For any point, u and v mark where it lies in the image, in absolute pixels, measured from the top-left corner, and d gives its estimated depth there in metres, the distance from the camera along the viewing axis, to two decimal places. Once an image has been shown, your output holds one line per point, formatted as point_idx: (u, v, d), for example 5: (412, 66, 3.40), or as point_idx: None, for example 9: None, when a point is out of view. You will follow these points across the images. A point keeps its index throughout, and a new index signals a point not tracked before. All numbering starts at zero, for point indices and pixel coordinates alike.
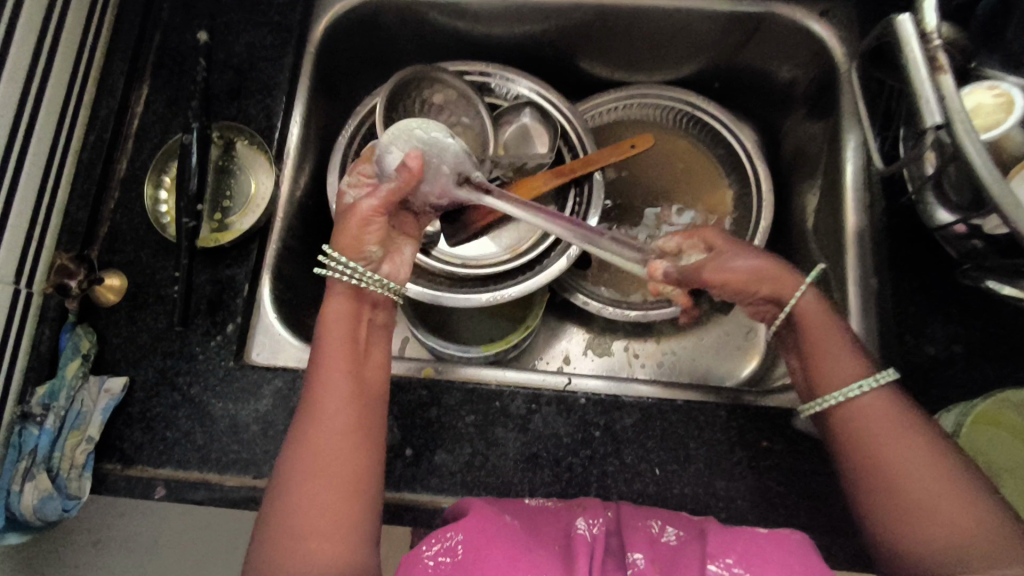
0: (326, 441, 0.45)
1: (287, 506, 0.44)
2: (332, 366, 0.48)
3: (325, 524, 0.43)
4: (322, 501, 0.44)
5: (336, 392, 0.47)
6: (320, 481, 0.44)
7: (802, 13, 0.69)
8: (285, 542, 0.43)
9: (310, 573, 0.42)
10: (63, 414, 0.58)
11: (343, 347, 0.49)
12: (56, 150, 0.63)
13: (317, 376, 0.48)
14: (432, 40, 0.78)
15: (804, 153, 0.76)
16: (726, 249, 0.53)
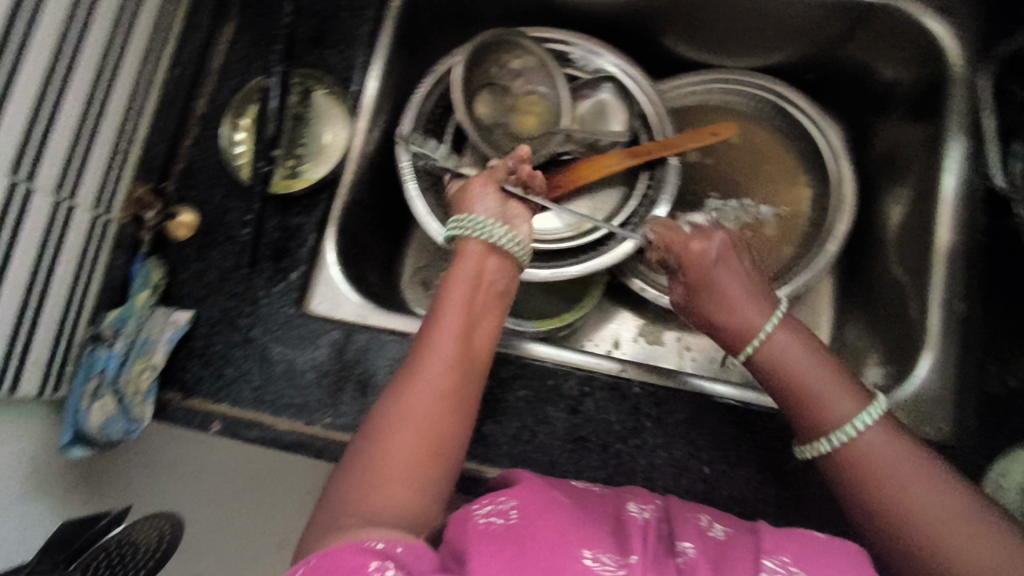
0: (424, 392, 0.46)
1: (374, 444, 0.44)
2: (446, 321, 0.49)
3: (405, 472, 0.43)
4: (408, 448, 0.44)
5: (447, 347, 0.48)
6: (410, 427, 0.44)
7: (917, 8, 0.65)
8: (370, 478, 0.43)
9: (384, 511, 0.42)
10: (131, 340, 0.61)
11: (460, 304, 0.50)
12: (142, 82, 0.64)
13: (433, 328, 0.49)
14: (516, 4, 0.76)
15: (895, 158, 0.72)
16: (697, 285, 0.55)
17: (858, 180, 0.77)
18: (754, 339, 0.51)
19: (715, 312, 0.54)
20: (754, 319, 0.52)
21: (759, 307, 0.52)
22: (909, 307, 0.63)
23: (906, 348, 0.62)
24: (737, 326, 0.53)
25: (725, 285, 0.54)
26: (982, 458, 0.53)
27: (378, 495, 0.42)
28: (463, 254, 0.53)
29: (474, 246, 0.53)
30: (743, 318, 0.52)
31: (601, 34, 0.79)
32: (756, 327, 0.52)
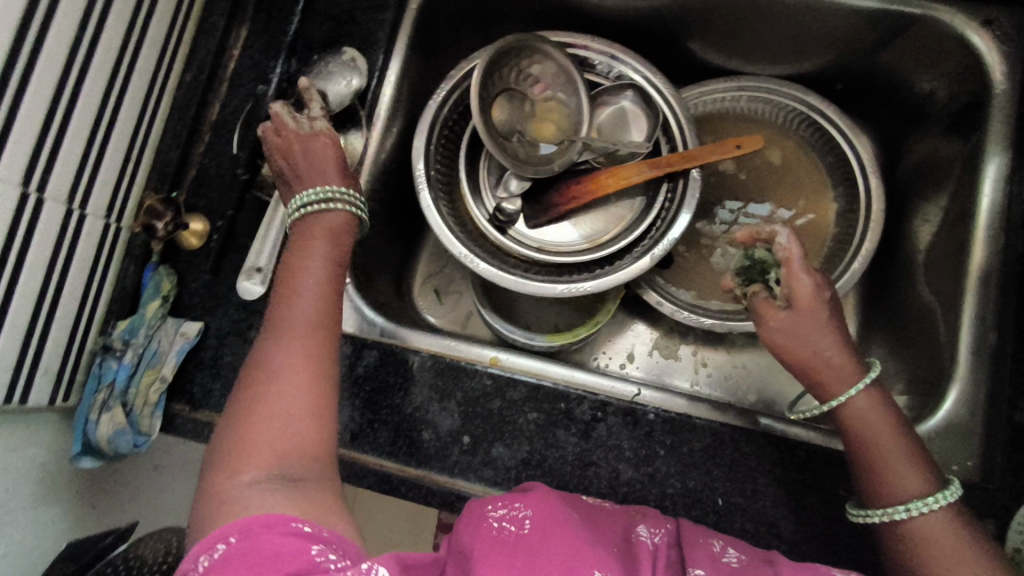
0: (286, 359, 0.44)
1: (249, 398, 0.43)
2: (313, 270, 0.49)
3: (279, 439, 0.42)
4: (281, 413, 0.43)
5: (315, 292, 0.48)
6: (281, 393, 0.43)
7: (961, 20, 0.61)
8: (245, 426, 0.42)
9: (262, 453, 0.41)
10: (141, 351, 0.60)
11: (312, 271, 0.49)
12: (155, 87, 0.63)
13: (297, 277, 0.49)
14: (537, 7, 0.74)
15: (928, 175, 0.69)
16: (806, 315, 0.51)
17: (888, 195, 0.74)
18: (840, 395, 0.50)
19: (813, 354, 0.51)
20: (852, 374, 0.50)
21: (858, 366, 0.51)
22: (938, 334, 0.60)
23: (934, 377, 0.59)
24: (825, 374, 0.50)
25: (826, 332, 0.51)
26: (1010, 500, 0.51)
27: (255, 464, 0.41)
28: (304, 224, 0.52)
29: (329, 217, 0.52)
30: (842, 372, 0.50)
31: (625, 38, 0.76)
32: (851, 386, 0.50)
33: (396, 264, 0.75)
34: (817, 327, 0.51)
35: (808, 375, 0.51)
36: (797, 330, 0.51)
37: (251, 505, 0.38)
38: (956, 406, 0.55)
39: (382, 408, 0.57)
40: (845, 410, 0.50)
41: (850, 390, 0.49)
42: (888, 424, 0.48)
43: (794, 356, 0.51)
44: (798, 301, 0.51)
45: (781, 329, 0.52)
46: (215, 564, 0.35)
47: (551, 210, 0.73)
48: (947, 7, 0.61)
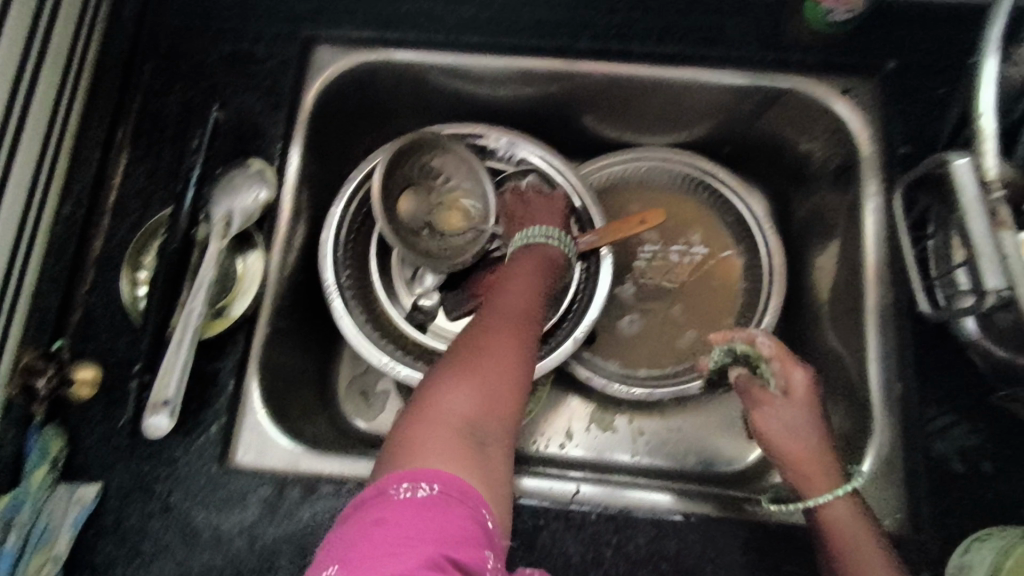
0: (471, 359, 0.51)
1: (437, 392, 0.49)
2: (507, 296, 0.57)
3: (459, 423, 0.47)
4: (464, 400, 0.48)
5: (510, 307, 0.57)
6: (470, 383, 0.49)
7: (823, 89, 0.66)
8: (430, 419, 0.47)
9: (441, 439, 0.46)
10: (27, 530, 0.53)
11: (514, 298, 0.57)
12: (25, 231, 0.58)
13: (501, 298, 0.58)
14: (433, 103, 0.74)
15: (821, 231, 0.72)
16: (803, 408, 0.54)
17: (787, 247, 0.78)
18: (828, 493, 0.51)
19: (809, 449, 0.53)
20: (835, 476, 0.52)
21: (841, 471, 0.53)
22: (852, 384, 0.62)
23: (854, 429, 0.61)
24: (813, 471, 0.52)
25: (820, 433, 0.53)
26: (941, 549, 0.52)
27: (440, 439, 0.46)
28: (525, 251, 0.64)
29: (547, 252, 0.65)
30: (825, 472, 0.52)
31: (521, 122, 0.78)
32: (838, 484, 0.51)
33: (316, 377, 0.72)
34: (816, 429, 0.53)
35: (796, 469, 0.53)
36: (800, 425, 0.54)
37: (441, 465, 0.44)
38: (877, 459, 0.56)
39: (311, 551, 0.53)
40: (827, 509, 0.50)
41: (840, 489, 0.51)
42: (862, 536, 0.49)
43: (792, 448, 0.53)
44: (788, 402, 0.54)
45: (778, 425, 0.54)
46: (418, 501, 0.41)
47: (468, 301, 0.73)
48: (809, 78, 0.66)
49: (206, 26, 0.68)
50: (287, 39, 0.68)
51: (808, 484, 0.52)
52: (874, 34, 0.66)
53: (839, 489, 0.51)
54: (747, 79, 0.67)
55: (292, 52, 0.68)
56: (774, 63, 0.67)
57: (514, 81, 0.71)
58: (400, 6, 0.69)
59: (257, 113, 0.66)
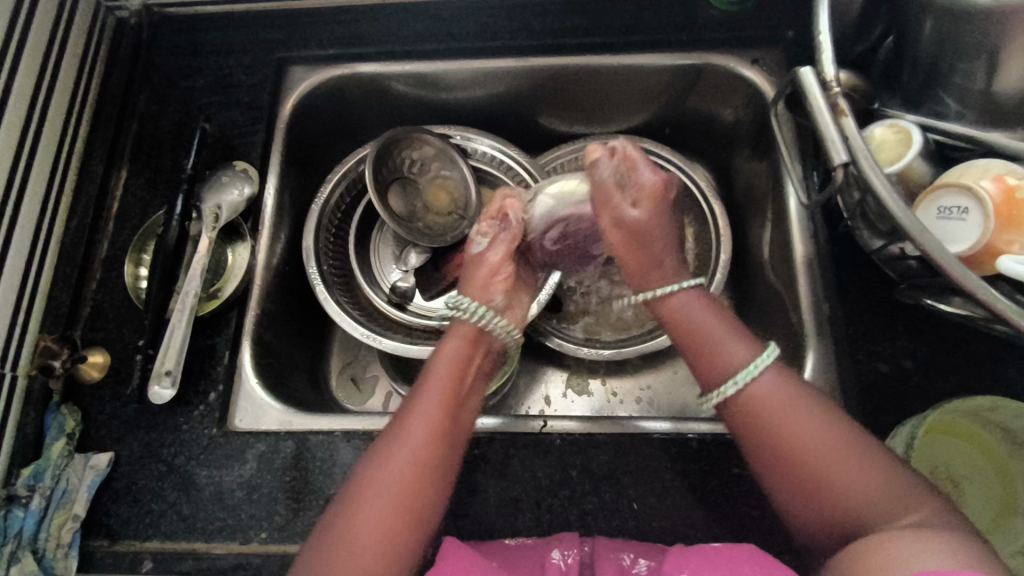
0: (388, 468, 0.51)
1: (347, 510, 0.49)
2: (431, 384, 0.56)
3: (371, 543, 0.47)
4: (376, 525, 0.48)
5: (428, 415, 0.53)
6: (382, 487, 0.50)
7: (735, 62, 0.75)
8: (337, 545, 0.48)
9: (356, 560, 0.47)
10: (48, 493, 0.59)
11: (442, 383, 0.56)
12: (39, 238, 0.66)
13: (423, 386, 0.56)
14: (399, 110, 0.83)
15: (754, 189, 0.79)
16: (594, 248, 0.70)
17: (731, 211, 0.85)
18: (730, 382, 0.51)
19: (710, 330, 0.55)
20: (742, 354, 0.52)
21: (750, 348, 0.52)
22: (790, 316, 0.69)
23: (795, 354, 0.67)
24: (723, 363, 0.53)
25: (718, 326, 0.55)
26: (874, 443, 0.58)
27: (345, 555, 0.47)
28: (454, 327, 0.62)
29: (456, 340, 0.60)
30: (730, 356, 0.53)
31: (478, 122, 0.86)
32: (745, 358, 0.52)
33: (309, 360, 0.78)
34: (714, 327, 0.55)
35: (705, 365, 0.54)
36: (701, 324, 0.56)
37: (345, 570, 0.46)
38: (815, 373, 0.62)
39: (305, 494, 0.59)
40: (729, 406, 0.51)
41: (738, 379, 0.50)
42: (793, 411, 0.49)
43: (692, 347, 0.55)
44: (679, 314, 0.58)
45: (684, 333, 0.57)
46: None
47: (442, 280, 0.80)
48: (722, 54, 0.75)
49: (192, 57, 0.78)
50: (263, 61, 0.78)
51: (715, 379, 0.53)
52: (773, 13, 0.75)
53: (745, 372, 0.51)
54: (668, 61, 0.76)
55: (269, 72, 0.77)
56: (690, 45, 0.76)
57: (466, 82, 0.79)
58: (360, 26, 0.79)
59: (239, 126, 0.75)
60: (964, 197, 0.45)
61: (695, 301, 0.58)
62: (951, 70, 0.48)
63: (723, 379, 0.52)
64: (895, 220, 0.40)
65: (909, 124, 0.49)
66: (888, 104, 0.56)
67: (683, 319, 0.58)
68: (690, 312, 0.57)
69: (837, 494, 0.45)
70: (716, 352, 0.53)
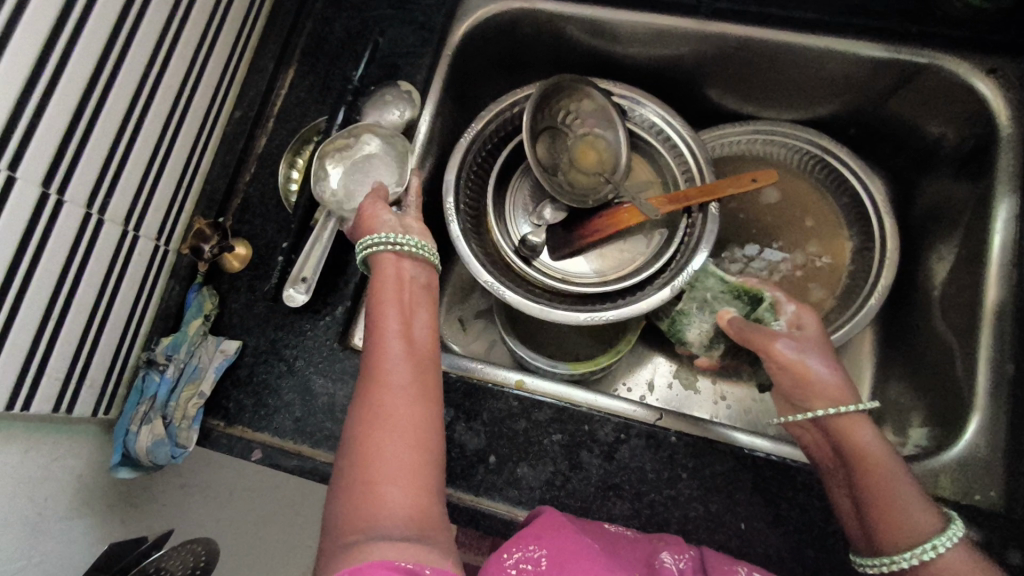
0: (387, 408, 0.44)
1: (355, 454, 0.43)
2: (391, 313, 0.50)
3: (400, 480, 0.41)
4: (397, 459, 0.42)
5: (399, 344, 0.48)
6: (387, 421, 0.43)
7: (965, 68, 0.65)
8: (357, 491, 0.41)
9: (386, 500, 0.40)
10: (182, 366, 0.63)
11: (409, 316, 0.51)
12: (207, 123, 0.68)
13: (381, 315, 0.50)
14: (565, 56, 0.79)
15: (943, 217, 0.70)
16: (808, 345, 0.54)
17: (903, 234, 0.76)
18: (908, 552, 0.43)
19: (887, 491, 0.46)
20: (925, 519, 0.44)
21: (932, 519, 0.44)
22: (956, 368, 0.61)
23: (953, 410, 0.60)
24: (886, 516, 0.45)
25: (898, 472, 0.46)
26: None
27: (376, 503, 0.40)
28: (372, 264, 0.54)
29: (411, 266, 0.54)
30: (908, 519, 0.44)
31: (644, 84, 0.80)
32: (927, 530, 0.44)
33: None
34: (892, 478, 0.46)
35: (877, 521, 0.46)
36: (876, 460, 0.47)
37: (378, 516, 0.40)
38: (977, 438, 0.55)
39: None
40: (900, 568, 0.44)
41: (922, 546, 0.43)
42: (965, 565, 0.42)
43: (872, 494, 0.46)
44: (872, 457, 0.47)
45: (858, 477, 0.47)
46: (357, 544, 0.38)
47: (574, 242, 0.77)
48: (952, 56, 0.65)
49: None
50: None
51: (882, 540, 0.45)
52: None
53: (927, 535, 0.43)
54: (885, 53, 0.67)
55: None
56: (916, 38, 0.66)
57: (647, 39, 0.74)
58: None
59: (408, 45, 0.73)
60: None
61: (862, 424, 0.49)
62: None
63: (899, 549, 0.44)
64: None
65: None
66: None
67: (855, 448, 0.48)
68: (859, 431, 0.49)
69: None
70: (889, 496, 0.45)
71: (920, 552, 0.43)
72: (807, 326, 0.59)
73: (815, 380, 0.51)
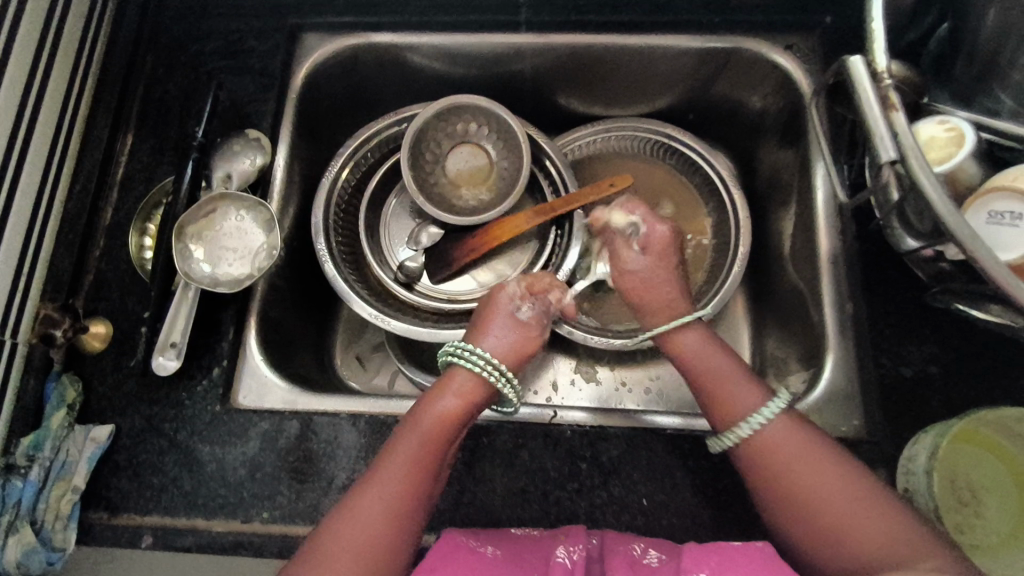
0: (373, 493, 0.49)
1: (330, 524, 0.48)
2: (423, 421, 0.53)
3: (348, 564, 0.45)
4: (355, 545, 0.46)
5: (413, 451, 0.51)
6: (362, 505, 0.48)
7: (766, 48, 0.72)
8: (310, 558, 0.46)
9: None
10: (48, 464, 0.58)
11: (437, 416, 0.53)
12: (42, 203, 0.64)
13: (412, 424, 0.53)
14: (413, 84, 0.80)
15: (779, 181, 0.77)
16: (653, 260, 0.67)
17: (751, 204, 0.82)
18: (744, 423, 0.52)
19: (719, 380, 0.55)
20: (753, 401, 0.53)
21: (761, 393, 0.53)
22: (809, 316, 0.67)
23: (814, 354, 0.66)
24: (732, 409, 0.53)
25: (728, 366, 0.56)
26: (893, 447, 0.56)
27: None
28: (444, 376, 0.56)
29: (464, 375, 0.56)
30: (738, 394, 0.54)
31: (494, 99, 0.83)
32: (753, 408, 0.52)
33: (315, 336, 0.77)
34: (713, 363, 0.57)
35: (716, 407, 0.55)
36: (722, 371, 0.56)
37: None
38: (834, 373, 0.61)
39: (310, 476, 0.58)
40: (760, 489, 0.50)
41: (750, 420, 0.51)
42: (802, 446, 0.50)
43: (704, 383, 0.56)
44: (717, 368, 0.56)
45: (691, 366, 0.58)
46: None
47: (452, 260, 0.78)
48: (755, 38, 0.72)
49: (200, 21, 0.75)
50: (275, 27, 0.75)
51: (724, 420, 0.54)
52: None
53: (757, 415, 0.51)
54: (697, 44, 0.73)
55: (282, 39, 0.74)
56: (722, 26, 0.73)
57: (486, 57, 0.76)
58: None
59: (250, 95, 0.72)
60: (1017, 202, 0.43)
61: (699, 339, 0.59)
62: (1008, 64, 0.46)
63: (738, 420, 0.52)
64: (942, 224, 0.38)
65: (961, 122, 0.47)
66: (936, 99, 0.54)
67: (695, 358, 0.58)
68: (689, 339, 0.59)
69: (839, 518, 0.46)
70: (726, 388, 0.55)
71: (753, 419, 0.51)
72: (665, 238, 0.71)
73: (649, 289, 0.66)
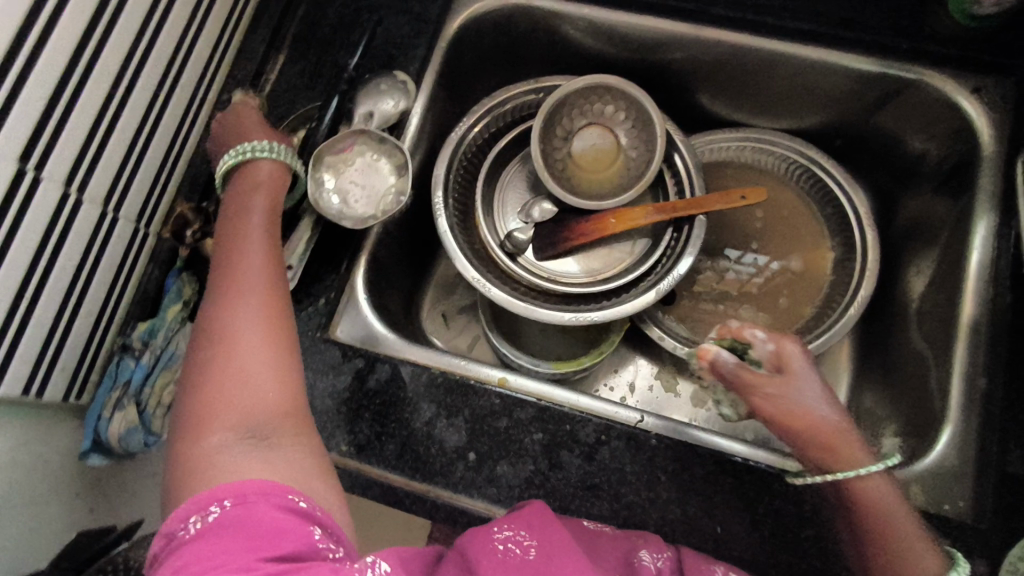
0: (249, 300, 0.50)
1: (208, 333, 0.48)
2: (251, 234, 0.55)
3: (273, 382, 0.47)
4: (258, 354, 0.47)
5: (255, 259, 0.53)
6: (235, 312, 0.49)
7: (952, 87, 0.66)
8: (220, 381, 0.46)
9: (254, 411, 0.45)
10: (158, 352, 0.63)
11: (259, 213, 0.56)
12: (194, 102, 0.66)
13: (232, 229, 0.55)
14: (560, 56, 0.79)
15: (921, 230, 0.72)
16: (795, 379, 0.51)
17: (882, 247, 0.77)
18: None
19: (901, 540, 0.47)
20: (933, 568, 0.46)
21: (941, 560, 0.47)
22: (930, 381, 0.63)
23: (925, 423, 0.62)
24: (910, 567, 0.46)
25: (911, 528, 0.48)
26: (999, 540, 0.52)
27: (241, 410, 0.45)
28: (247, 169, 0.59)
29: (266, 168, 0.60)
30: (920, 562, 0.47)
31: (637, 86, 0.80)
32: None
33: (409, 286, 0.78)
34: (898, 522, 0.48)
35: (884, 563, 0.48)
36: (893, 523, 0.48)
37: (246, 418, 0.44)
38: (949, 447, 0.57)
39: (391, 421, 0.59)
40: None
41: None
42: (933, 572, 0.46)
43: (883, 537, 0.48)
44: (890, 525, 0.48)
45: (865, 515, 0.49)
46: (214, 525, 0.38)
47: (558, 243, 0.77)
48: (940, 73, 0.66)
49: None
50: None
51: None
52: (1016, 40, 0.66)
53: None
54: (874, 67, 0.68)
55: None
56: (905, 54, 0.67)
57: (644, 41, 0.73)
58: None
59: (403, 36, 0.72)
60: None
61: (886, 486, 0.49)
62: None
63: None
64: None
65: None
66: None
67: (873, 508, 0.48)
68: (875, 492, 0.48)
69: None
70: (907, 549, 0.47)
71: None
72: (790, 364, 0.52)
73: (805, 429, 0.49)
